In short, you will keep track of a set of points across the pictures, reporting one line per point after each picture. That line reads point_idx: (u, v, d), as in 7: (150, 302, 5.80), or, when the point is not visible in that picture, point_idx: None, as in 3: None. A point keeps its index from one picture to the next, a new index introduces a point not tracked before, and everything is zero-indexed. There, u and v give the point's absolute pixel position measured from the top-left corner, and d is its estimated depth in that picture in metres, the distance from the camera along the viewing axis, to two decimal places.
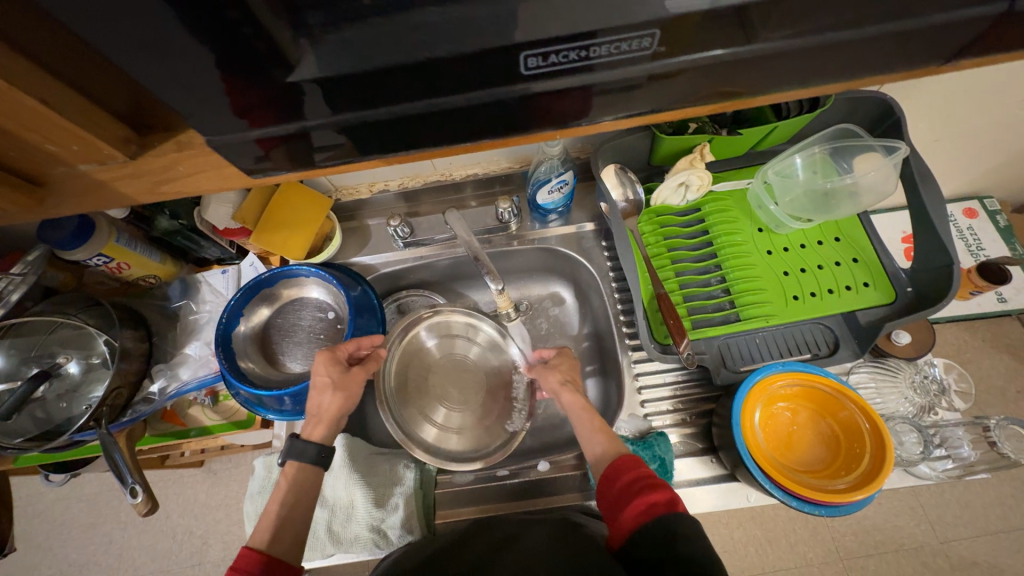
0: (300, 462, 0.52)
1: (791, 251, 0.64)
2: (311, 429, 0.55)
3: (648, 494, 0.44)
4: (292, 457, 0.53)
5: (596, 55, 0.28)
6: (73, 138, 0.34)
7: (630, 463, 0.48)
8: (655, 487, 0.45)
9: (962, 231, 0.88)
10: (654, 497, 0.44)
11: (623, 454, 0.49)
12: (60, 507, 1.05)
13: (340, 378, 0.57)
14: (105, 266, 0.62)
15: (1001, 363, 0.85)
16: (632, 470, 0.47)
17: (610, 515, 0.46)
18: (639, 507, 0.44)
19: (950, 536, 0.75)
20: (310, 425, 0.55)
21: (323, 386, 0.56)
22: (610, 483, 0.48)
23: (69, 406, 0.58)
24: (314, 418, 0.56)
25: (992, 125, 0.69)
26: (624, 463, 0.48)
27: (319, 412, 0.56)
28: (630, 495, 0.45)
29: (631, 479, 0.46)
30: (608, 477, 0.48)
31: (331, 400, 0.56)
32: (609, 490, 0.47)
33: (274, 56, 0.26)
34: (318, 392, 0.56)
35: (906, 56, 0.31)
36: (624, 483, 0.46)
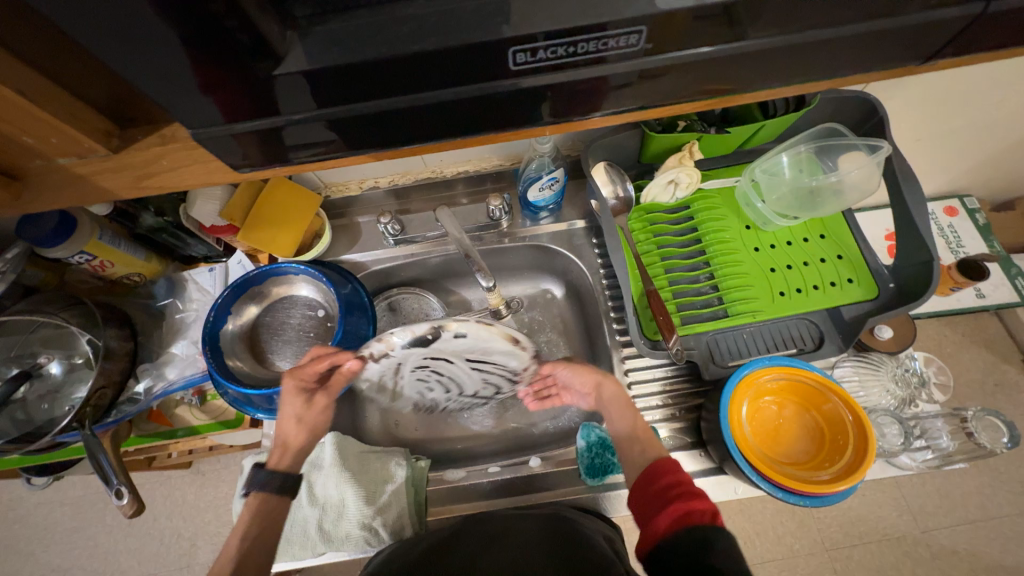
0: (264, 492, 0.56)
1: (777, 248, 0.65)
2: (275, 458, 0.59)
3: (687, 498, 0.44)
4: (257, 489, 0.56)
5: (584, 51, 0.28)
6: (51, 130, 0.33)
7: (671, 468, 0.48)
8: (695, 493, 0.45)
9: (942, 228, 0.91)
10: (693, 501, 0.43)
11: (663, 459, 0.49)
12: (42, 511, 1.02)
13: (304, 411, 0.60)
14: (87, 264, 0.60)
15: (979, 357, 0.88)
16: (671, 474, 0.47)
17: (644, 516, 0.46)
18: (677, 508, 0.43)
19: (931, 526, 0.77)
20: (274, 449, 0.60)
21: (289, 418, 0.60)
22: (648, 484, 0.48)
23: (50, 407, 0.57)
24: (278, 446, 0.60)
25: (971, 125, 0.70)
26: (664, 466, 0.48)
27: (282, 442, 0.60)
28: (667, 497, 0.45)
29: (671, 483, 0.46)
30: (646, 479, 0.48)
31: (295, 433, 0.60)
32: (646, 491, 0.47)
33: (258, 50, 0.26)
34: (282, 424, 0.60)
35: (882, 55, 0.32)
36: (662, 485, 0.46)
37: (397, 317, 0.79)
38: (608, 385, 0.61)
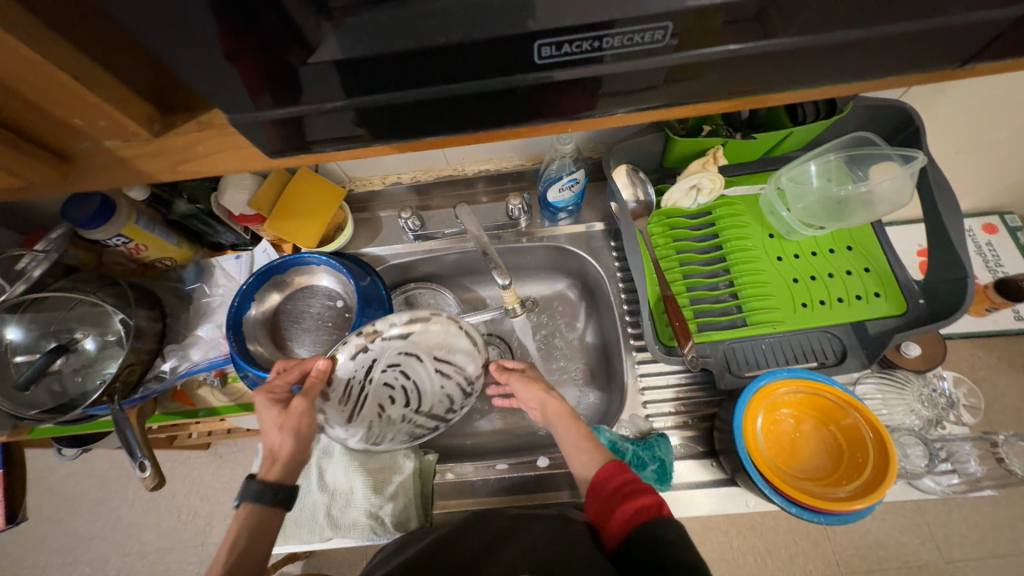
0: (253, 505, 0.47)
1: (801, 258, 0.64)
2: (263, 471, 0.49)
3: (633, 497, 0.47)
4: (247, 501, 0.47)
5: (609, 46, 0.28)
6: (100, 115, 0.35)
7: (615, 468, 0.50)
8: (638, 489, 0.48)
9: (980, 246, 0.87)
10: (638, 499, 0.46)
11: (605, 464, 0.51)
12: (70, 482, 1.07)
13: (288, 415, 0.51)
14: (123, 246, 0.63)
15: (1016, 383, 0.84)
16: (615, 475, 0.50)
17: (599, 521, 0.49)
18: (626, 509, 0.46)
19: (955, 556, 0.74)
20: (263, 462, 0.50)
21: (270, 426, 0.50)
22: (597, 490, 0.50)
23: (84, 381, 0.59)
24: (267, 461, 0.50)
25: (1016, 138, 0.67)
26: (607, 469, 0.51)
27: (271, 452, 0.50)
28: (617, 500, 0.48)
29: (617, 484, 0.49)
30: (595, 485, 0.50)
31: (280, 439, 0.49)
32: (597, 497, 0.50)
33: (294, 39, 0.27)
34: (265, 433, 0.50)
35: (918, 57, 0.31)
36: (610, 489, 0.49)
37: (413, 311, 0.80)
38: (555, 403, 0.60)
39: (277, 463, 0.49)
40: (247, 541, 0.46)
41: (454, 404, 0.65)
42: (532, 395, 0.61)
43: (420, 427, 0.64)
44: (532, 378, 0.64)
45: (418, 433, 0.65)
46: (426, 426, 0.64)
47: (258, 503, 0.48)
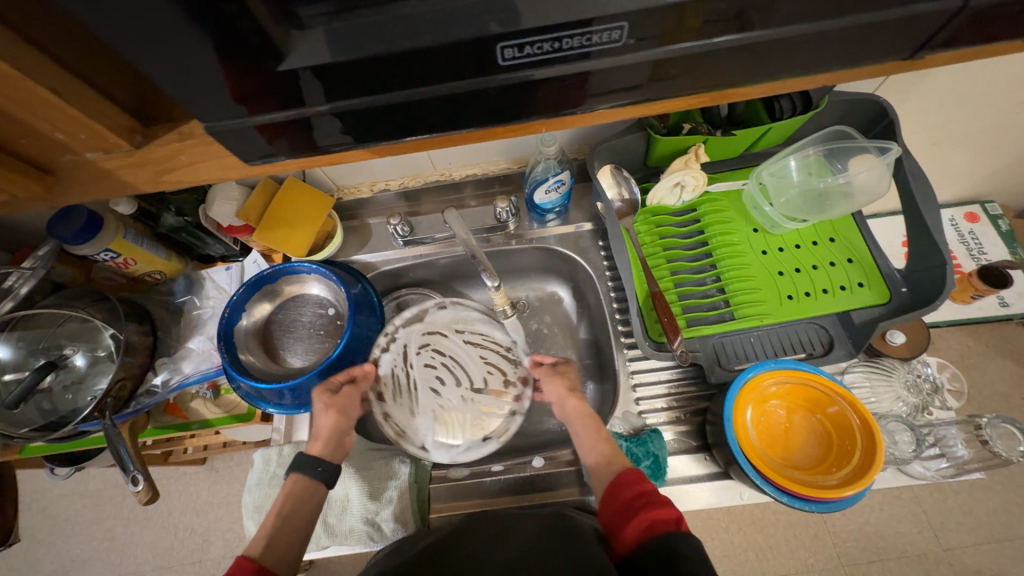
0: (299, 474, 0.54)
1: (785, 251, 0.64)
2: (309, 446, 0.57)
3: (649, 508, 0.45)
4: (296, 471, 0.55)
5: (569, 46, 0.29)
6: (80, 127, 0.35)
7: (633, 478, 0.49)
8: (656, 501, 0.46)
9: (963, 235, 0.88)
10: (655, 512, 0.45)
11: (622, 472, 0.50)
12: (63, 503, 1.06)
13: (334, 397, 0.60)
14: (112, 261, 0.63)
15: (1004, 369, 0.85)
16: (632, 484, 0.48)
17: (612, 531, 0.47)
18: (640, 521, 0.45)
19: (953, 543, 0.74)
20: (311, 442, 0.58)
21: (318, 409, 0.59)
22: (613, 498, 0.49)
23: (74, 398, 0.59)
24: (312, 436, 0.58)
25: (989, 127, 0.68)
26: (624, 478, 0.50)
27: (318, 431, 0.58)
28: (632, 510, 0.46)
29: (633, 494, 0.47)
30: (610, 493, 0.49)
31: (327, 416, 0.58)
32: (611, 506, 0.49)
33: (267, 48, 0.27)
34: (314, 415, 0.59)
35: (874, 49, 0.32)
36: (626, 498, 0.48)
37: None
38: (571, 401, 0.60)
39: (319, 440, 0.57)
40: (294, 506, 0.53)
41: (508, 376, 0.67)
42: (552, 391, 0.63)
43: (487, 411, 0.65)
44: (560, 374, 0.64)
45: (491, 417, 0.65)
46: (494, 409, 0.65)
47: (302, 475, 0.55)
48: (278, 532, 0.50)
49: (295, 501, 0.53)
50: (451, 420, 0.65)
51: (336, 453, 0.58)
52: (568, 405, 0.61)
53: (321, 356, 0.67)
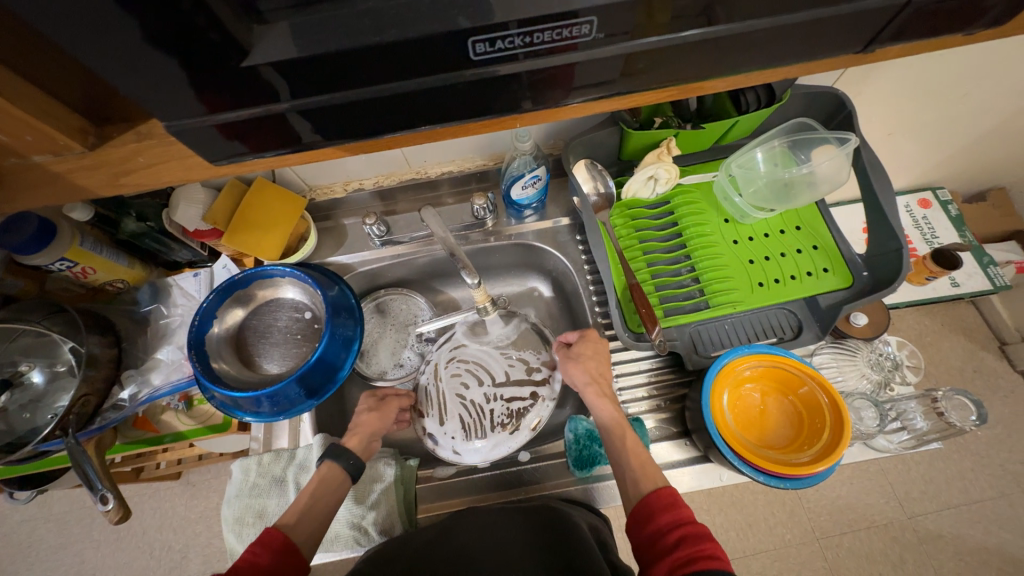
0: (333, 462, 0.56)
1: (755, 240, 0.67)
2: (346, 439, 0.60)
3: (688, 542, 0.43)
4: (328, 459, 0.57)
5: (541, 41, 0.29)
6: (25, 127, 0.33)
7: (666, 505, 0.47)
8: (698, 535, 0.44)
9: (917, 220, 0.93)
10: (695, 546, 0.42)
11: (659, 491, 0.49)
12: (27, 528, 1.01)
13: (377, 402, 0.65)
14: (69, 270, 0.60)
15: (957, 345, 0.90)
16: (669, 511, 0.47)
17: (644, 563, 0.45)
18: (677, 555, 0.43)
19: (916, 511, 0.79)
20: (348, 435, 0.62)
21: (362, 410, 0.65)
22: (645, 523, 0.47)
23: (32, 416, 0.56)
24: (352, 430, 0.62)
25: (938, 117, 0.72)
26: (660, 501, 0.48)
27: (356, 427, 0.63)
28: (667, 540, 0.45)
29: (670, 523, 0.46)
30: (642, 517, 0.48)
31: (367, 416, 0.63)
32: (645, 534, 0.47)
33: (228, 45, 0.26)
34: (357, 415, 0.64)
35: (826, 43, 0.33)
36: (661, 525, 0.46)
37: (385, 318, 0.79)
38: (591, 391, 0.59)
39: (356, 434, 0.61)
40: (325, 490, 0.55)
41: (530, 363, 0.69)
42: (574, 378, 0.62)
43: (513, 401, 0.67)
44: (580, 356, 0.63)
45: (517, 406, 0.66)
46: (518, 397, 0.67)
47: (337, 463, 0.57)
48: (307, 511, 0.53)
49: (327, 487, 0.55)
50: (476, 421, 0.65)
51: (366, 451, 0.61)
52: (590, 396, 0.60)
53: (300, 362, 0.66)
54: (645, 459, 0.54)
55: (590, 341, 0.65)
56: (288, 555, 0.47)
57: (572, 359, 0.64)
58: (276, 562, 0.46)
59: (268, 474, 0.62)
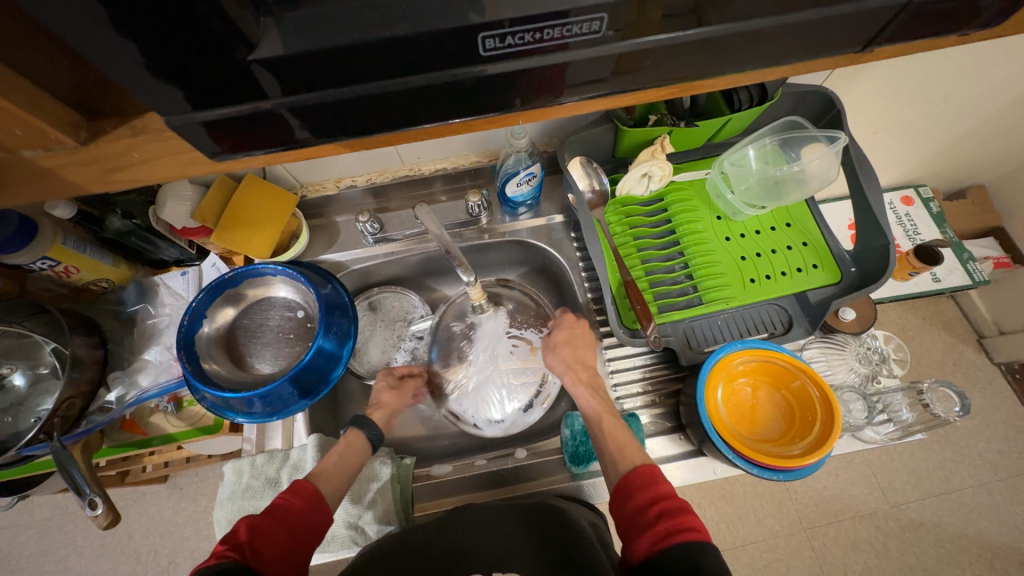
0: (358, 430, 0.60)
1: (747, 237, 0.68)
2: (372, 412, 0.64)
3: (669, 517, 0.44)
4: (354, 427, 0.61)
5: (550, 38, 0.29)
6: (15, 121, 0.31)
7: (647, 481, 0.48)
8: (677, 509, 0.44)
9: (900, 217, 0.96)
10: (675, 521, 0.43)
11: (638, 470, 0.49)
12: (7, 536, 0.98)
13: (397, 380, 0.69)
14: (50, 270, 0.58)
15: (937, 339, 0.93)
16: (648, 488, 0.47)
17: (625, 538, 0.46)
18: (657, 530, 0.43)
19: (899, 500, 0.81)
20: (372, 410, 0.66)
21: (383, 387, 0.68)
22: (625, 501, 0.48)
23: (14, 421, 0.54)
24: (375, 406, 0.66)
25: (924, 116, 0.74)
26: (639, 479, 0.48)
27: (378, 404, 0.66)
28: (648, 516, 0.45)
29: (649, 499, 0.46)
30: (623, 495, 0.48)
31: (388, 394, 0.67)
32: (626, 511, 0.47)
33: (232, 38, 0.26)
34: (377, 391, 0.68)
35: (830, 42, 0.34)
36: (641, 502, 0.46)
37: (377, 316, 0.79)
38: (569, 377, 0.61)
39: (379, 408, 0.65)
40: (349, 453, 0.58)
41: (532, 343, 0.70)
42: (556, 365, 0.64)
43: (522, 381, 0.69)
44: (558, 346, 0.65)
45: (525, 385, 0.69)
46: (525, 377, 0.69)
47: (364, 431, 0.61)
48: (333, 469, 0.55)
49: (353, 450, 0.59)
50: (492, 400, 0.68)
51: (388, 425, 0.66)
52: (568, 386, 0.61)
53: (293, 361, 0.65)
54: (624, 440, 0.54)
55: (567, 325, 0.67)
56: (317, 503, 0.50)
57: (551, 349, 0.66)
58: (308, 507, 0.49)
59: (261, 475, 0.61)
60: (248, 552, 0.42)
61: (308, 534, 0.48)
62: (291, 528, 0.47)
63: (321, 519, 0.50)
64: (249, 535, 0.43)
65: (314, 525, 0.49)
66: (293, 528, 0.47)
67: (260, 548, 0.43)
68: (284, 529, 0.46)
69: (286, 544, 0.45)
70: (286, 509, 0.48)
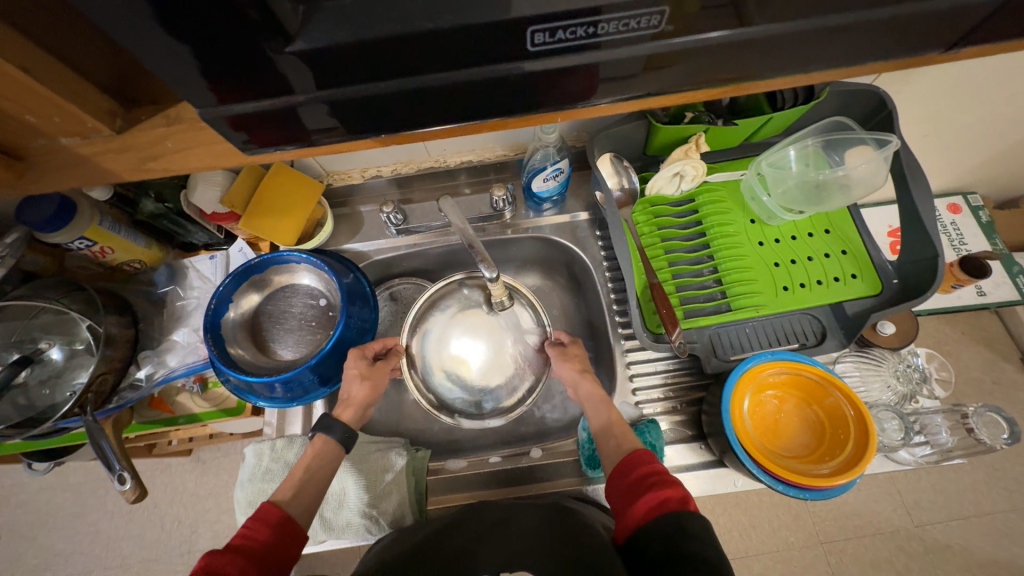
0: (326, 436, 0.57)
1: (782, 242, 0.65)
2: (340, 411, 0.59)
3: (663, 489, 0.45)
4: (320, 432, 0.57)
5: (605, 32, 0.27)
6: (55, 109, 0.33)
7: (641, 458, 0.49)
8: (670, 484, 0.46)
9: (946, 226, 0.90)
10: (669, 493, 0.45)
11: (638, 449, 0.50)
12: (43, 497, 1.03)
13: (368, 368, 0.62)
14: (87, 250, 0.60)
15: (978, 355, 0.88)
16: (647, 464, 0.48)
17: (619, 507, 0.47)
18: (652, 500, 0.45)
19: (925, 520, 0.78)
20: (341, 407, 0.60)
21: (354, 376, 0.61)
22: (623, 475, 0.49)
23: (52, 393, 0.56)
24: (344, 401, 0.60)
25: (984, 120, 0.69)
26: (640, 457, 0.49)
27: (349, 399, 0.60)
28: (642, 488, 0.46)
29: (646, 473, 0.47)
30: (622, 469, 0.49)
31: (359, 388, 0.60)
32: (622, 483, 0.48)
33: (271, 29, 0.25)
34: (348, 381, 0.60)
35: (902, 42, 0.31)
36: (638, 475, 0.48)
37: (398, 306, 0.79)
38: (585, 384, 0.61)
39: (350, 407, 0.59)
40: (319, 463, 0.55)
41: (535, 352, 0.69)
42: (566, 374, 0.63)
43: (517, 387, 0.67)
44: (571, 357, 0.65)
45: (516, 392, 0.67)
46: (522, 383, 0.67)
47: (330, 436, 0.58)
48: (305, 485, 0.53)
49: (320, 459, 0.56)
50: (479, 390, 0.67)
51: (359, 422, 0.60)
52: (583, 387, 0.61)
53: (313, 349, 0.66)
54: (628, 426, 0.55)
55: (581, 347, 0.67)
56: (282, 529, 0.48)
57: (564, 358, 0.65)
58: (272, 537, 0.47)
59: (280, 459, 0.63)
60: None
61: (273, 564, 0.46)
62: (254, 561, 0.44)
63: (286, 546, 0.48)
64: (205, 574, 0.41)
65: (278, 554, 0.47)
66: (256, 559, 0.45)
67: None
68: (246, 563, 0.44)
69: None
70: (247, 543, 0.45)
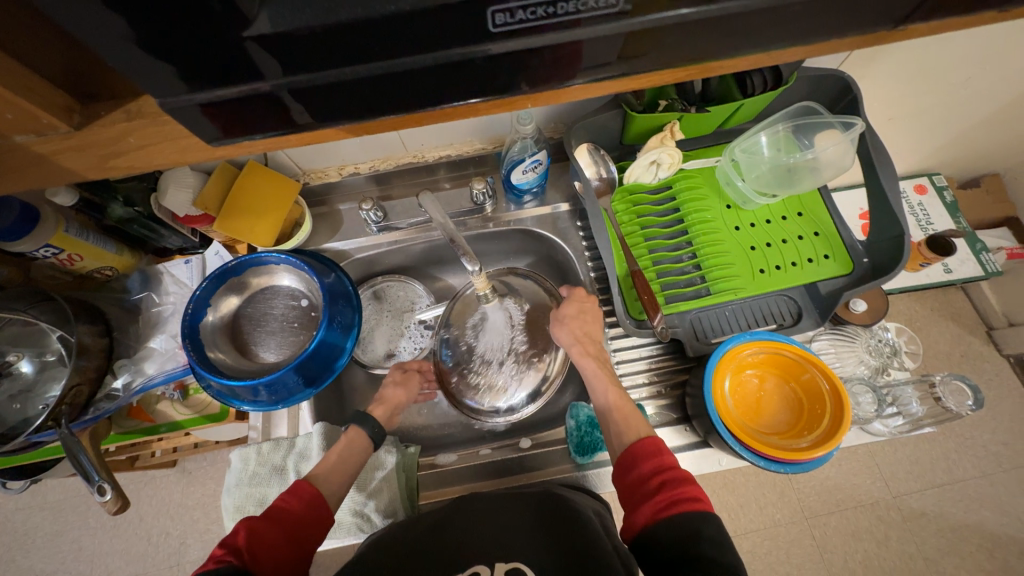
0: (359, 429, 0.59)
1: (757, 226, 0.66)
2: (373, 407, 0.64)
3: (669, 487, 0.46)
4: (354, 424, 0.59)
5: (563, 12, 0.27)
6: (4, 105, 0.31)
7: (648, 452, 0.50)
8: (678, 479, 0.47)
9: (913, 207, 0.93)
10: (677, 491, 0.46)
11: (643, 442, 0.51)
12: (21, 517, 1.00)
13: (402, 375, 0.68)
14: (54, 257, 0.58)
15: (946, 330, 0.92)
16: (652, 459, 0.49)
17: (626, 503, 0.49)
18: (658, 500, 0.46)
19: (902, 490, 0.81)
20: (375, 406, 0.65)
21: (389, 382, 0.67)
22: (628, 470, 0.50)
23: (23, 407, 0.54)
24: (378, 401, 0.65)
25: (946, 102, 0.71)
26: (645, 450, 0.50)
27: (382, 399, 0.65)
28: (649, 488, 0.47)
29: (652, 470, 0.48)
30: (625, 464, 0.51)
31: (393, 389, 0.66)
32: (627, 479, 0.50)
33: (229, 15, 0.24)
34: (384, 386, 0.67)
35: (859, 19, 0.32)
36: (644, 472, 0.49)
37: (382, 304, 0.78)
38: (580, 353, 0.61)
39: (382, 405, 0.64)
40: (352, 451, 0.57)
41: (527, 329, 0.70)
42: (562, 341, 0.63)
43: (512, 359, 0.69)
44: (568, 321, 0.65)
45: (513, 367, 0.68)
46: (518, 360, 0.68)
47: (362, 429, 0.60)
48: (331, 470, 0.55)
49: (353, 449, 0.57)
50: (490, 381, 0.68)
51: (389, 421, 0.64)
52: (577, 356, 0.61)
53: (297, 349, 0.65)
54: (628, 412, 0.56)
55: (577, 302, 0.66)
56: (317, 506, 0.50)
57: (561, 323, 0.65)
58: (306, 510, 0.49)
59: (268, 462, 0.62)
60: (246, 555, 0.43)
61: (305, 538, 0.48)
62: (289, 531, 0.47)
63: (320, 521, 0.50)
64: (247, 539, 0.44)
65: (311, 530, 0.49)
66: (292, 531, 0.47)
67: (257, 551, 0.44)
68: (283, 533, 0.46)
69: (282, 547, 0.46)
70: (285, 513, 0.48)
